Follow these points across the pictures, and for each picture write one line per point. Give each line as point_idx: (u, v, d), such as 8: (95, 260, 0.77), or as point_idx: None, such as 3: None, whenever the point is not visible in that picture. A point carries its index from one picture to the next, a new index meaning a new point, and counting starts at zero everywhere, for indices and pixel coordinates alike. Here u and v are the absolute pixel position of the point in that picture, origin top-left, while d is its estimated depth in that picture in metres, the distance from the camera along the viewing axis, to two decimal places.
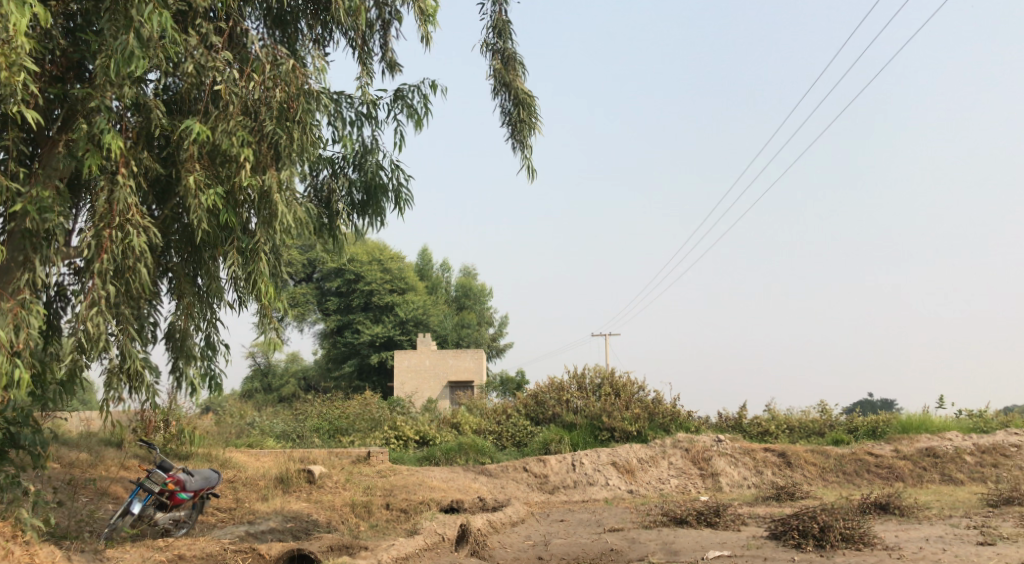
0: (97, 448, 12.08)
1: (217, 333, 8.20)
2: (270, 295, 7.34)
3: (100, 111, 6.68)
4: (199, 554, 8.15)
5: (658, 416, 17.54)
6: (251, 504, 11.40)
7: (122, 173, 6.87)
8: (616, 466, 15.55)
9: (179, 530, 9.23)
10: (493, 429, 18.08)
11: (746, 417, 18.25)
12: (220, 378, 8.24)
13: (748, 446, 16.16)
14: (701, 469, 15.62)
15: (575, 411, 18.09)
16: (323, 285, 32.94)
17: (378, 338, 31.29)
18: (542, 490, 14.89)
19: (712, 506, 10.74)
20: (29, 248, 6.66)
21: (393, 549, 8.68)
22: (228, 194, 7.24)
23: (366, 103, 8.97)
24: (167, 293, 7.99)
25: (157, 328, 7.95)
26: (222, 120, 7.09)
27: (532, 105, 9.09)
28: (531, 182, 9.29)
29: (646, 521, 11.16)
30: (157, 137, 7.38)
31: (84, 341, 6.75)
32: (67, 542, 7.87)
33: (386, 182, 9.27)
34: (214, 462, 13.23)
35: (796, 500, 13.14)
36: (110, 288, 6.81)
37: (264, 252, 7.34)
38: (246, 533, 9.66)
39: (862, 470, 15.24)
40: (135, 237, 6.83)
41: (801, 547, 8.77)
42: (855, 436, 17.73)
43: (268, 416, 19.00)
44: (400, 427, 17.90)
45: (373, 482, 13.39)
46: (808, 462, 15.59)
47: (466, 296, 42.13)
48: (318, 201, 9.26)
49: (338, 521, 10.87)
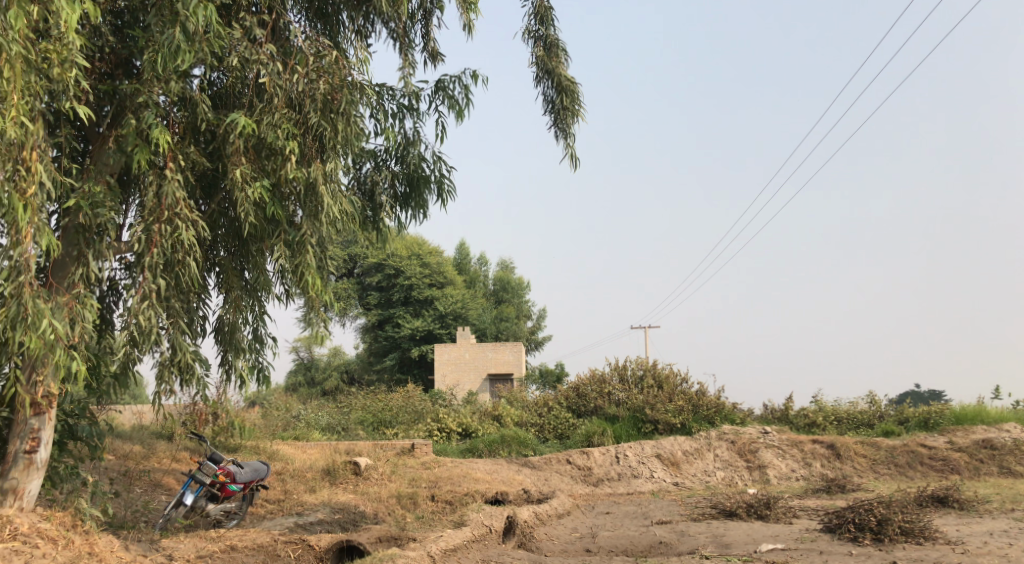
0: (148, 440, 12.29)
1: (264, 326, 8.26)
2: (317, 287, 7.35)
3: (149, 106, 6.74)
4: (251, 545, 8.22)
5: (702, 408, 17.32)
6: (299, 496, 11.50)
7: (170, 167, 6.93)
8: (662, 458, 15.39)
9: (229, 521, 9.35)
10: (535, 421, 18.02)
11: (793, 408, 17.95)
12: (268, 371, 8.30)
13: (796, 438, 15.89)
14: (748, 461, 15.40)
15: (617, 403, 17.97)
16: (364, 280, 33.17)
17: (418, 332, 31.43)
18: (587, 482, 14.80)
19: (763, 498, 10.57)
20: (82, 243, 6.75)
21: (441, 541, 8.66)
22: (274, 187, 7.26)
23: (407, 95, 8.95)
24: (214, 287, 8.06)
25: (206, 321, 8.02)
26: (267, 113, 7.10)
27: (575, 92, 8.99)
28: (575, 170, 9.20)
29: (695, 514, 11.03)
30: (203, 132, 7.42)
31: (137, 334, 6.82)
32: (125, 532, 8.00)
33: (428, 174, 9.24)
34: (262, 454, 13.37)
35: (848, 492, 12.92)
36: (160, 281, 6.88)
37: (310, 244, 7.35)
38: (296, 524, 9.75)
39: (915, 462, 14.91)
40: (184, 231, 6.89)
41: (858, 540, 8.62)
42: (906, 427, 17.36)
43: (312, 408, 19.19)
44: (442, 419, 17.94)
45: (418, 474, 13.43)
46: (859, 454, 15.29)
47: (504, 290, 42.09)
48: (361, 194, 9.25)
49: (385, 512, 10.92)
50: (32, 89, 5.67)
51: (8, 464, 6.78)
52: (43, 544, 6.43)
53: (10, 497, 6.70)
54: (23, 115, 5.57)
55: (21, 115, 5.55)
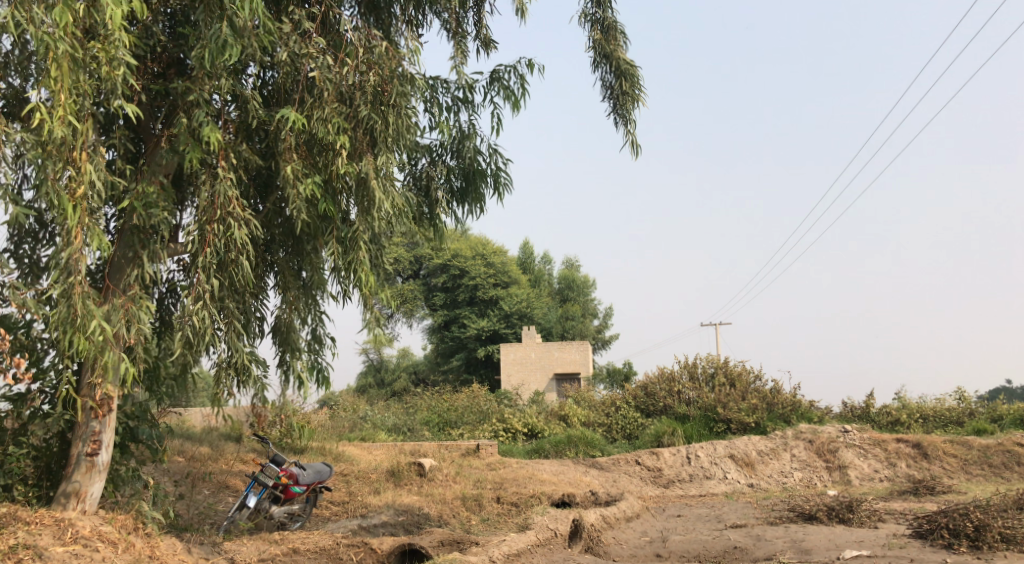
0: (216, 443, 12.34)
1: (323, 326, 8.11)
2: (370, 284, 7.15)
3: (200, 104, 6.65)
4: (313, 548, 8.05)
5: (777, 406, 16.71)
6: (363, 497, 11.37)
7: (222, 166, 6.83)
8: (735, 459, 14.84)
9: (292, 524, 9.25)
10: (603, 421, 17.64)
11: (874, 406, 17.15)
12: (327, 372, 8.16)
13: (879, 437, 15.13)
14: (827, 462, 14.73)
15: (688, 402, 17.45)
16: (429, 281, 33.24)
17: (484, 331, 31.25)
18: (657, 484, 14.35)
19: (845, 501, 10.01)
20: (137, 244, 6.66)
21: (505, 545, 8.38)
22: (326, 183, 7.11)
23: (462, 87, 8.72)
24: (272, 287, 7.97)
25: (264, 322, 7.94)
26: (317, 107, 6.94)
27: (635, 76, 8.63)
28: (637, 157, 8.83)
29: (771, 517, 10.53)
30: (256, 130, 7.33)
31: (192, 336, 6.74)
32: (188, 535, 7.92)
33: (484, 167, 9.00)
34: (328, 456, 13.35)
35: (937, 494, 12.24)
36: (214, 281, 6.79)
37: (363, 240, 7.17)
38: (359, 527, 9.60)
39: (1011, 463, 14.09)
40: (236, 230, 6.78)
41: (953, 548, 8.08)
42: (1000, 425, 16.42)
43: (379, 409, 19.16)
44: (508, 419, 17.70)
45: (483, 476, 13.19)
46: (948, 453, 14.52)
47: (569, 289, 41.66)
48: (417, 190, 9.06)
49: (449, 514, 10.71)
50: (80, 88, 5.60)
51: (70, 467, 6.74)
52: (103, 547, 6.34)
53: (73, 499, 6.66)
54: (71, 115, 5.51)
55: (69, 115, 5.48)
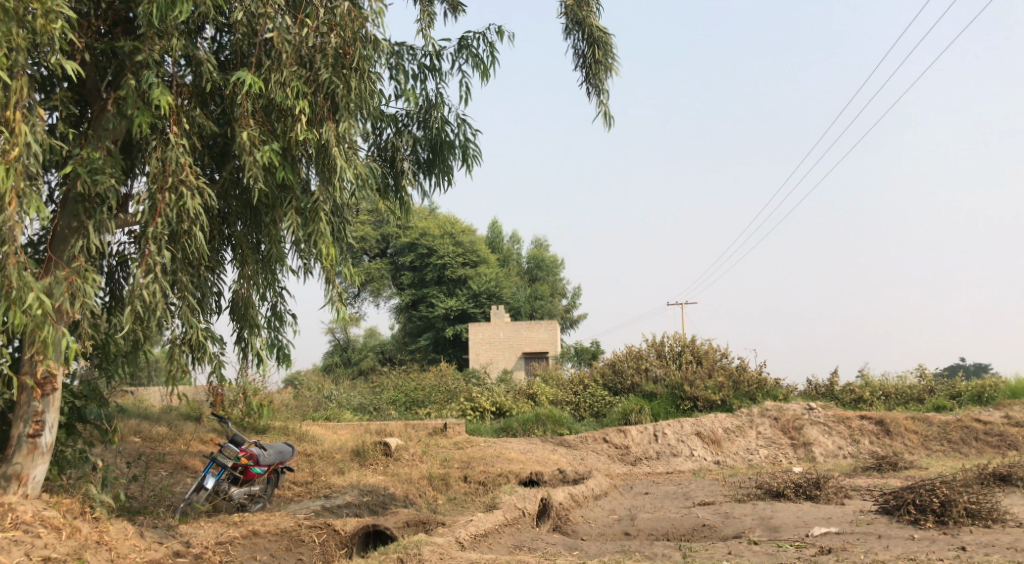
0: (174, 423, 11.96)
1: (283, 302, 7.82)
2: (332, 257, 6.85)
3: (149, 66, 6.30)
4: (273, 529, 7.76)
5: (743, 384, 16.69)
6: (327, 478, 11.10)
7: (173, 132, 6.51)
8: (702, 436, 14.80)
9: (254, 505, 8.96)
10: (571, 400, 17.54)
11: (838, 384, 17.23)
12: (287, 349, 7.89)
13: (842, 414, 15.19)
14: (792, 439, 14.75)
15: (655, 380, 17.43)
16: (397, 260, 32.89)
17: (452, 311, 31.00)
18: (624, 461, 14.26)
19: (812, 478, 9.97)
20: (82, 214, 6.32)
21: (471, 526, 8.15)
22: (285, 151, 6.81)
23: (428, 55, 8.43)
24: (230, 261, 7.64)
25: (221, 297, 7.63)
26: (275, 70, 6.64)
27: (607, 44, 8.39)
28: (609, 130, 8.62)
29: (739, 494, 10.47)
30: (211, 95, 7.00)
31: (142, 310, 6.40)
32: (141, 518, 7.61)
33: (452, 138, 8.73)
34: (291, 435, 13.04)
35: (899, 470, 12.31)
36: (166, 253, 6.45)
37: (324, 211, 6.86)
38: (322, 508, 9.36)
39: (969, 439, 14.25)
40: (189, 199, 6.44)
41: (919, 523, 8.07)
42: (959, 402, 16.61)
43: (344, 388, 18.84)
44: (476, 398, 17.48)
45: (450, 455, 12.98)
46: (909, 430, 14.62)
47: (538, 268, 41.47)
48: (382, 160, 8.75)
49: (415, 494, 10.51)
50: (12, 41, 5.29)
51: (11, 449, 6.43)
52: (46, 533, 6.04)
53: (14, 483, 6.34)
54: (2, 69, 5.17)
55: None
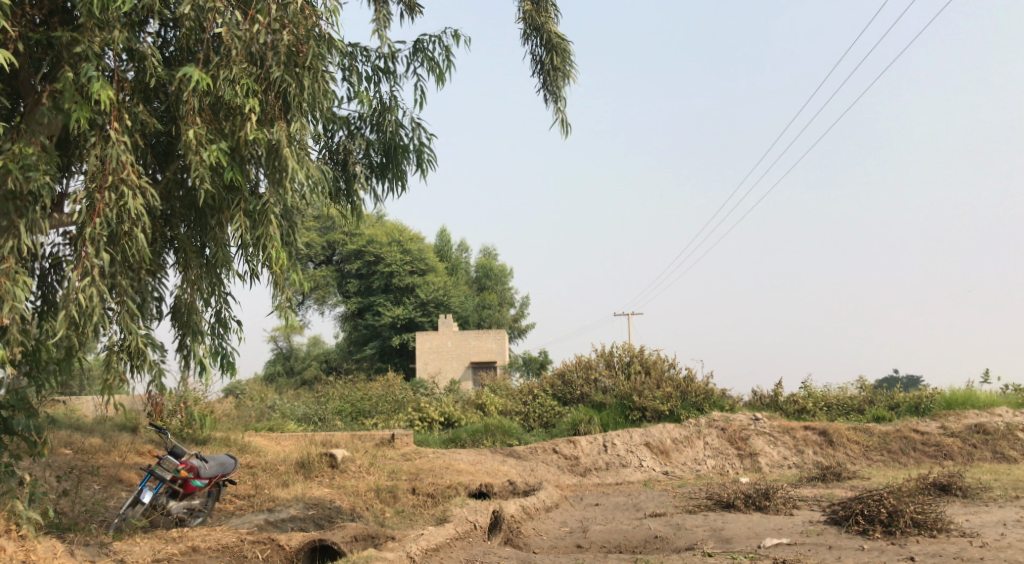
0: (109, 434, 11.46)
1: (228, 308, 7.52)
2: (282, 262, 6.60)
3: (88, 58, 6.00)
4: (214, 545, 7.45)
5: (691, 395, 16.74)
6: (271, 490, 10.75)
7: (114, 128, 6.18)
8: (650, 446, 14.79)
9: (194, 520, 8.61)
10: (520, 410, 17.39)
11: (782, 394, 17.43)
12: (232, 358, 7.58)
13: (787, 425, 15.34)
14: (739, 449, 14.83)
15: (604, 390, 17.40)
16: (343, 267, 32.40)
17: (399, 320, 30.64)
18: (574, 472, 14.16)
19: (761, 488, 9.98)
20: (13, 212, 5.94)
21: (422, 540, 7.95)
22: (233, 151, 6.54)
23: (383, 57, 8.23)
24: (172, 265, 7.31)
25: (162, 303, 7.29)
26: (224, 67, 6.39)
27: (566, 50, 8.31)
28: (566, 137, 8.54)
29: (689, 505, 10.43)
30: (155, 91, 6.71)
31: (77, 316, 6.06)
32: (72, 535, 7.21)
33: (406, 143, 8.54)
34: (233, 447, 12.63)
35: (843, 480, 12.45)
36: (104, 255, 6.12)
37: (274, 213, 6.60)
38: (266, 522, 9.04)
39: (908, 449, 14.50)
40: (130, 199, 6.14)
41: (868, 534, 8.11)
42: (898, 413, 16.92)
43: (289, 398, 18.38)
44: (424, 408, 17.22)
45: (398, 466, 12.71)
46: (851, 440, 14.83)
47: (486, 277, 41.29)
48: (333, 164, 8.51)
49: (363, 507, 10.22)
50: None
51: None
52: None
53: None
54: None
55: None
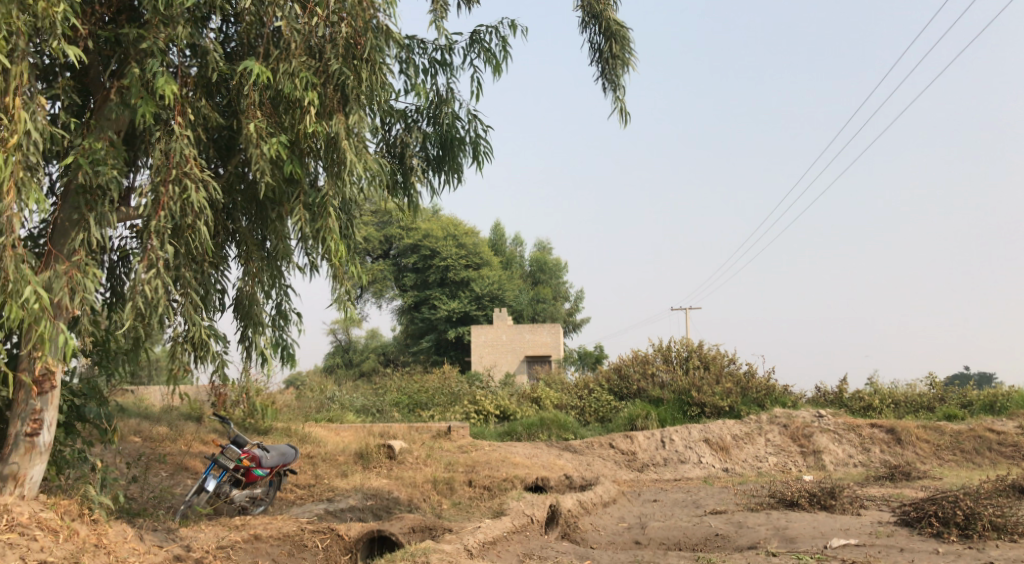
0: (175, 423, 11.74)
1: (288, 300, 7.60)
2: (340, 254, 6.63)
3: (153, 54, 6.10)
4: (276, 534, 7.50)
5: (751, 390, 16.43)
6: (330, 481, 10.88)
7: (178, 123, 6.28)
8: (710, 443, 14.55)
9: (256, 508, 8.78)
10: (576, 404, 17.29)
11: (847, 391, 16.99)
12: (292, 349, 7.66)
13: (853, 422, 14.93)
14: (802, 446, 14.49)
15: (661, 385, 17.19)
16: (400, 261, 32.66)
17: (455, 313, 30.79)
18: (631, 467, 14.02)
19: (827, 487, 9.71)
20: (84, 206, 6.09)
21: (480, 533, 7.91)
22: (293, 144, 6.60)
23: (440, 48, 8.21)
24: (234, 258, 7.42)
25: (224, 295, 7.41)
26: (283, 60, 6.43)
27: (624, 38, 8.18)
28: (625, 126, 8.42)
29: (751, 503, 10.20)
30: (217, 86, 6.80)
31: (143, 307, 6.18)
32: (140, 520, 7.37)
33: (462, 135, 8.50)
34: (294, 437, 12.82)
35: (913, 480, 12.06)
36: (169, 247, 6.23)
37: (332, 206, 6.64)
38: (326, 511, 9.14)
39: (982, 448, 13.99)
40: (193, 192, 6.23)
41: (942, 537, 7.82)
42: (970, 411, 16.34)
43: (347, 389, 18.60)
44: (480, 402, 17.26)
45: (455, 458, 12.74)
46: (920, 439, 14.36)
47: (541, 271, 41.23)
48: (391, 157, 8.53)
49: (420, 499, 10.27)
50: (11, 24, 5.22)
51: (6, 448, 6.20)
52: (43, 535, 5.86)
53: (10, 483, 6.12)
54: None
55: None
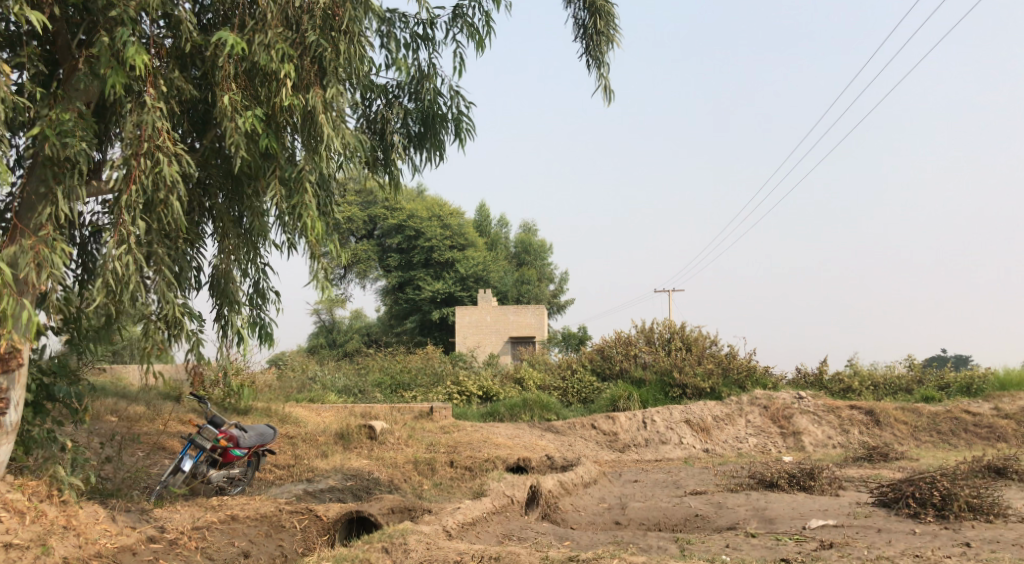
0: (153, 402, 11.59)
1: (266, 279, 7.47)
2: (317, 231, 6.49)
3: (123, 23, 5.93)
4: (253, 515, 7.43)
5: (733, 371, 16.47)
6: (310, 461, 10.80)
7: (150, 95, 6.11)
8: (691, 424, 14.57)
9: (235, 488, 8.69)
10: (559, 385, 17.27)
11: (827, 372, 17.07)
12: (270, 328, 7.54)
13: (833, 404, 15.00)
14: (782, 428, 14.53)
15: (644, 366, 17.19)
16: (384, 241, 32.46)
17: (439, 294, 30.65)
18: (612, 448, 14.02)
19: (806, 468, 9.71)
20: (51, 179, 5.93)
21: (459, 514, 7.85)
22: (269, 118, 6.45)
23: (421, 23, 8.05)
24: (210, 235, 7.27)
25: (200, 273, 7.27)
26: (259, 31, 6.27)
27: (610, 13, 8.06)
28: (608, 104, 8.30)
29: (731, 484, 10.21)
30: (191, 58, 6.64)
31: (114, 284, 6.03)
32: (113, 501, 7.25)
33: (444, 111, 8.35)
34: (274, 417, 12.71)
35: (891, 461, 12.13)
36: (141, 223, 6.08)
37: (309, 181, 6.49)
38: (304, 492, 9.06)
39: (959, 430, 14.10)
40: (166, 165, 6.07)
41: (919, 517, 7.83)
42: (948, 393, 16.46)
43: (329, 369, 18.48)
44: (463, 382, 17.20)
45: (436, 439, 12.68)
46: (899, 420, 14.44)
47: (526, 252, 41.13)
48: (371, 133, 8.39)
49: (400, 479, 10.21)
50: None
51: None
52: (7, 518, 5.82)
53: None
54: None
55: None
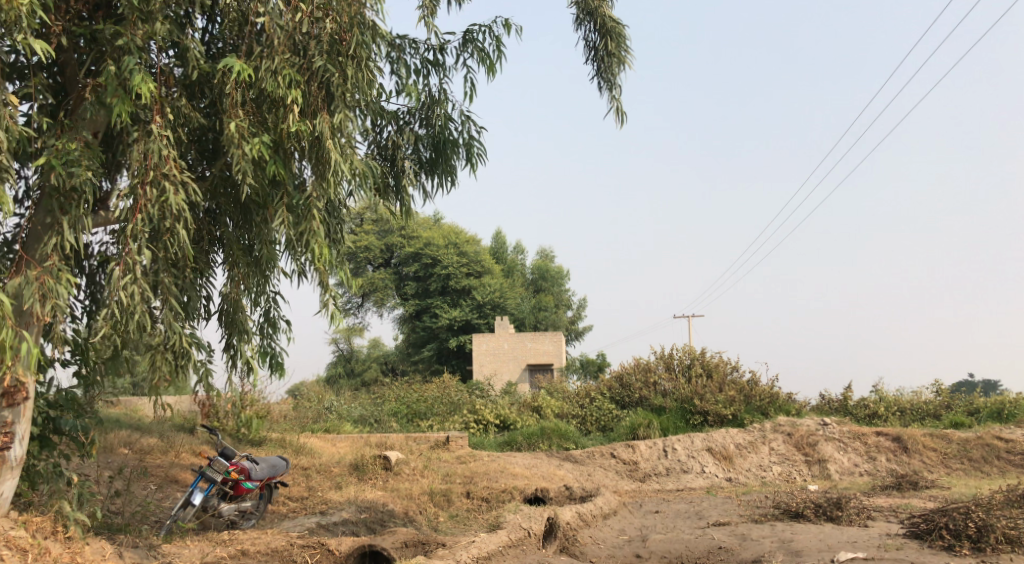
0: (167, 434, 11.47)
1: (277, 308, 7.35)
2: (325, 258, 6.36)
3: (130, 51, 5.87)
4: (264, 549, 7.24)
5: (755, 398, 16.15)
6: (324, 493, 10.61)
7: (156, 123, 6.04)
8: (713, 452, 14.25)
9: (247, 522, 8.52)
10: (577, 413, 16.99)
11: (852, 398, 16.68)
12: (281, 358, 7.41)
13: (858, 430, 14.64)
14: (807, 455, 14.17)
15: (664, 394, 16.89)
16: (401, 269, 32.44)
17: (456, 321, 30.51)
18: (633, 478, 13.71)
19: (832, 497, 9.40)
20: (58, 209, 5.85)
21: (474, 548, 7.64)
22: (277, 144, 6.36)
23: (432, 48, 7.98)
24: (220, 264, 7.18)
25: (210, 302, 7.17)
26: (265, 57, 6.20)
27: (620, 35, 7.96)
28: (621, 126, 8.18)
29: (756, 514, 9.90)
30: (199, 86, 6.60)
31: (118, 313, 5.92)
32: (120, 536, 7.08)
33: (455, 137, 8.25)
34: (288, 448, 12.53)
35: (921, 489, 11.77)
36: (147, 251, 5.98)
37: (317, 208, 6.38)
38: (317, 525, 8.87)
39: (991, 457, 13.70)
40: (172, 194, 5.98)
41: (954, 550, 7.51)
42: (977, 418, 16.04)
43: (345, 398, 18.32)
44: (479, 411, 16.98)
45: (452, 469, 12.46)
46: (927, 447, 14.06)
47: (543, 279, 40.96)
48: (382, 159, 8.30)
49: (416, 511, 9.99)
50: None
51: None
52: (10, 555, 5.65)
53: None
54: None
55: None
